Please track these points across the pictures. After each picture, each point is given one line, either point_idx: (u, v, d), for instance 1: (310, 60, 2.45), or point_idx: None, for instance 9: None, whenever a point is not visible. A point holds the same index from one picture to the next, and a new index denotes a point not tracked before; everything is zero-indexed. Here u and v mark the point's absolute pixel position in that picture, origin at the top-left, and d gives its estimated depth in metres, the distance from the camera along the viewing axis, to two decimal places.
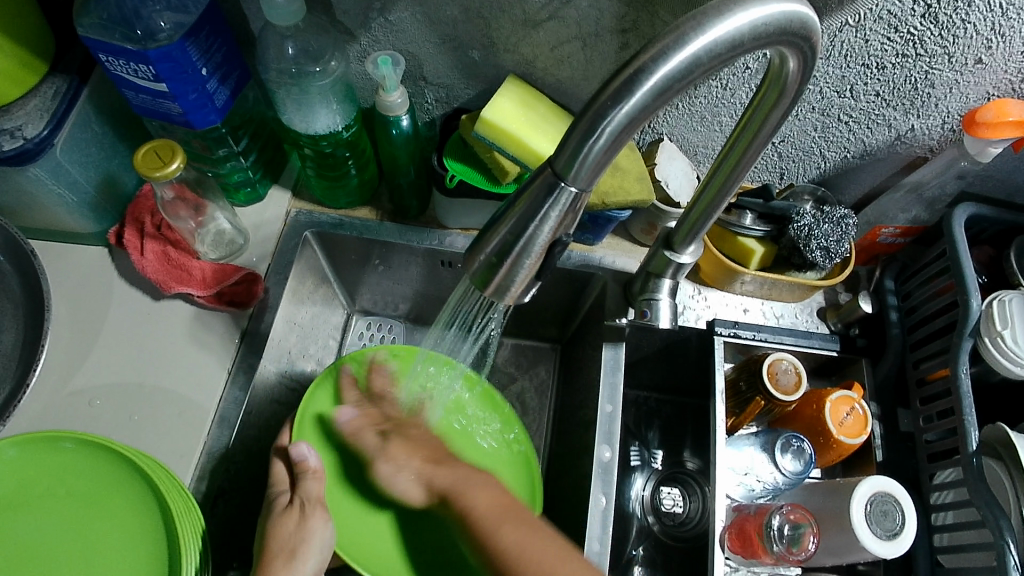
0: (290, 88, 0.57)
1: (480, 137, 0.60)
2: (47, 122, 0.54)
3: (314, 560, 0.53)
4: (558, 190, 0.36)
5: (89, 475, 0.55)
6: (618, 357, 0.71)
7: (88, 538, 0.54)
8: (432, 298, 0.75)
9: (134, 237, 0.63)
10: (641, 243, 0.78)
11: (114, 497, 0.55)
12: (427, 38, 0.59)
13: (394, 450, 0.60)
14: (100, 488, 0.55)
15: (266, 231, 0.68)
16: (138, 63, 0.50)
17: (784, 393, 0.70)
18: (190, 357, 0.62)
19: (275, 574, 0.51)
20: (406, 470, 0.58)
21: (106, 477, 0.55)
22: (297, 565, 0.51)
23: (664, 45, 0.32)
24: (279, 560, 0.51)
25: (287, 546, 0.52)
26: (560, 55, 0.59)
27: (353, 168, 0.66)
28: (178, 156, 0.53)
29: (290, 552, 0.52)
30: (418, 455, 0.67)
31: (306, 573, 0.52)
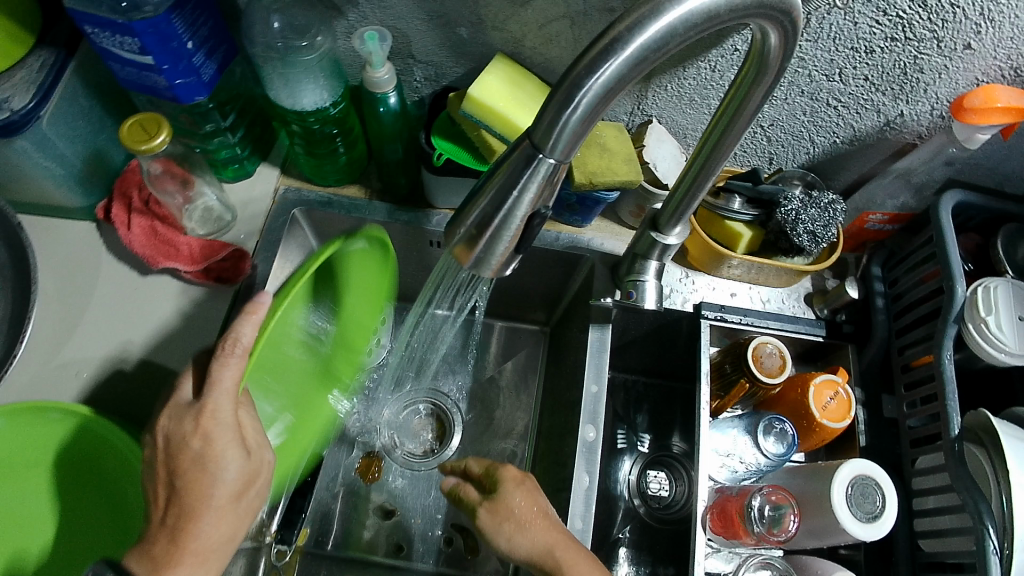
0: (277, 64, 0.57)
1: (467, 115, 0.60)
2: (34, 95, 0.54)
3: (221, 483, 0.49)
4: (535, 161, 0.36)
5: (73, 444, 0.56)
6: (604, 339, 0.71)
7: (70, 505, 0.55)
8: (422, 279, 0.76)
9: (122, 212, 0.63)
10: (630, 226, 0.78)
11: (99, 466, 0.56)
12: (415, 15, 0.59)
13: (509, 500, 0.55)
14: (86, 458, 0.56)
15: (255, 210, 0.67)
16: (124, 35, 0.50)
17: (769, 376, 0.70)
18: (175, 333, 0.62)
19: (191, 505, 0.48)
20: (515, 530, 0.53)
21: (100, 452, 0.56)
22: (209, 492, 0.48)
23: (639, 16, 0.33)
24: (194, 488, 0.48)
25: (198, 469, 0.48)
26: (548, 33, 0.60)
27: (342, 146, 0.66)
28: (164, 130, 0.53)
29: (202, 476, 0.48)
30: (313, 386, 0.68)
31: (216, 497, 0.48)
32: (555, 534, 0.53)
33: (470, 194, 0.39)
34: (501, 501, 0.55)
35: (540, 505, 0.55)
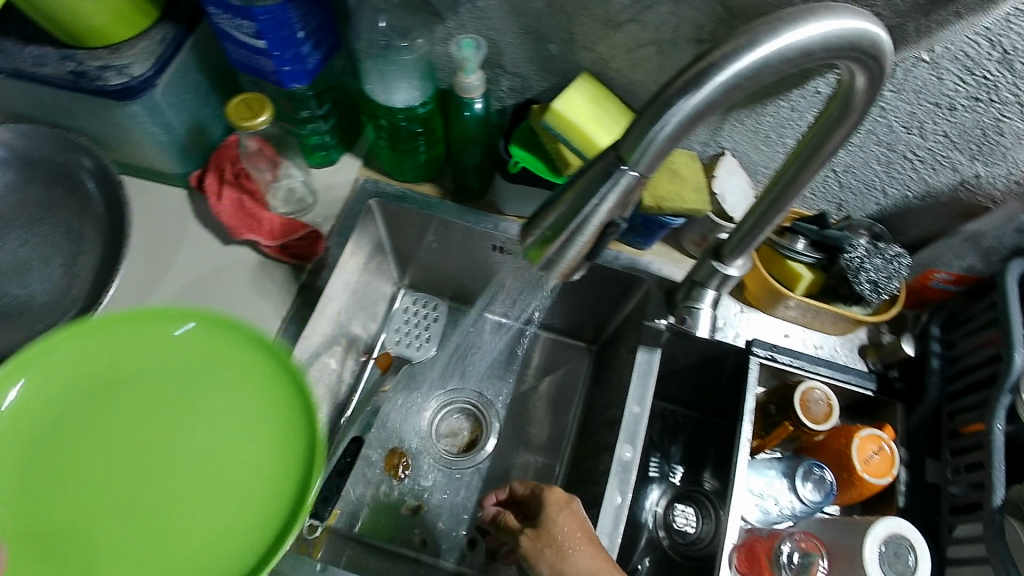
0: (377, 61, 0.60)
1: (548, 127, 0.62)
2: (153, 64, 0.57)
3: None
4: (616, 172, 0.37)
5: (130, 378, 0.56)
6: (652, 362, 0.71)
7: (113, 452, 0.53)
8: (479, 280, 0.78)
9: (215, 182, 0.66)
10: (690, 255, 0.79)
11: None
12: (510, 28, 0.62)
13: (552, 521, 0.56)
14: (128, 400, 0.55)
15: (335, 195, 0.71)
16: (243, 19, 0.54)
17: (814, 422, 0.71)
18: (246, 301, 0.64)
19: None
20: (565, 552, 0.54)
21: None
22: None
23: (736, 45, 0.34)
24: None
25: None
26: (635, 58, 0.62)
27: (423, 145, 0.69)
28: (267, 110, 0.56)
29: None
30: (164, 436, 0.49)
31: None
32: (599, 562, 0.54)
33: (549, 198, 0.41)
34: (545, 528, 0.56)
35: (583, 528, 0.56)
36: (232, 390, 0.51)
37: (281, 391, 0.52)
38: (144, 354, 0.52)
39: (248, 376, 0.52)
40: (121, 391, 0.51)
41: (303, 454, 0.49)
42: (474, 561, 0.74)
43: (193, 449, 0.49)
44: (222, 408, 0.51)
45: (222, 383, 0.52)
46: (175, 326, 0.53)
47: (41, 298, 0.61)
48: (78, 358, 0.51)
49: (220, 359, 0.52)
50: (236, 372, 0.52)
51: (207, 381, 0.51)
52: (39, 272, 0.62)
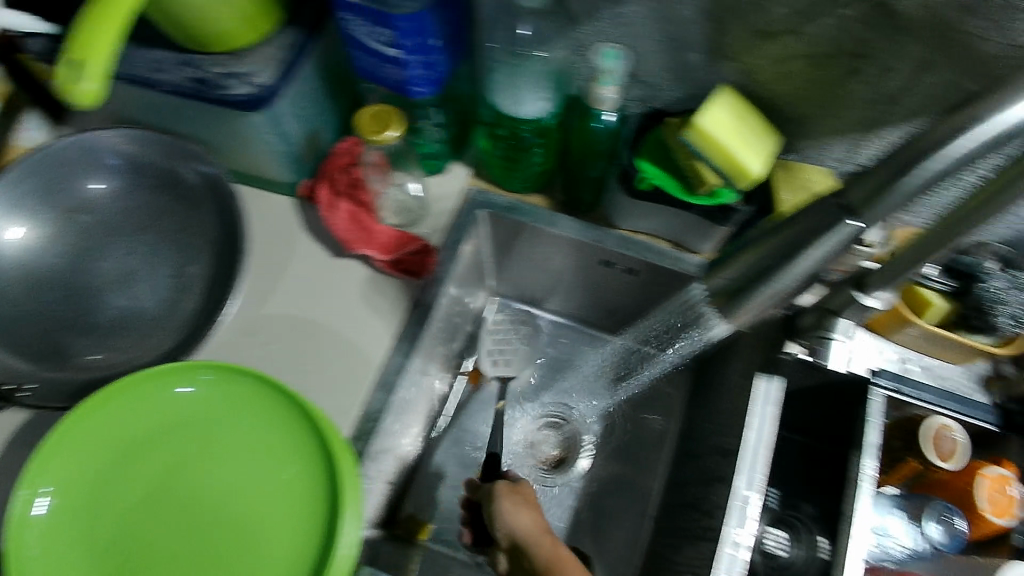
0: (510, 69, 0.56)
1: (687, 144, 0.57)
2: (277, 72, 0.54)
3: None
4: (838, 226, 0.34)
5: (206, 403, 0.52)
6: (774, 390, 0.66)
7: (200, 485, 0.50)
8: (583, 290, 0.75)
9: (327, 193, 0.62)
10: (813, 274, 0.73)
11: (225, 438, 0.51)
12: (650, 36, 0.57)
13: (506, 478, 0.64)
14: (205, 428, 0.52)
15: (444, 206, 0.68)
16: (380, 25, 0.50)
17: (942, 460, 0.67)
18: (358, 317, 0.62)
19: None
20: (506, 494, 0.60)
21: (243, 409, 0.52)
22: None
23: (1004, 94, 0.30)
24: None
25: None
26: (783, 70, 0.57)
27: (539, 156, 0.66)
28: (397, 124, 0.53)
29: None
30: (210, 488, 0.50)
31: None
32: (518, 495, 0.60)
33: (739, 244, 0.38)
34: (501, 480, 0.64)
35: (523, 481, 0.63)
36: (260, 432, 0.51)
37: (279, 432, 0.51)
38: (152, 408, 0.52)
39: (276, 422, 0.52)
40: (169, 443, 0.51)
41: (324, 493, 0.49)
42: None
43: (229, 495, 0.50)
44: (234, 448, 0.51)
45: (234, 425, 0.52)
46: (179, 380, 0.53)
47: (152, 310, 0.60)
48: (100, 424, 0.51)
49: (276, 415, 0.52)
50: (240, 412, 0.52)
51: (205, 428, 0.52)
52: (149, 283, 0.60)
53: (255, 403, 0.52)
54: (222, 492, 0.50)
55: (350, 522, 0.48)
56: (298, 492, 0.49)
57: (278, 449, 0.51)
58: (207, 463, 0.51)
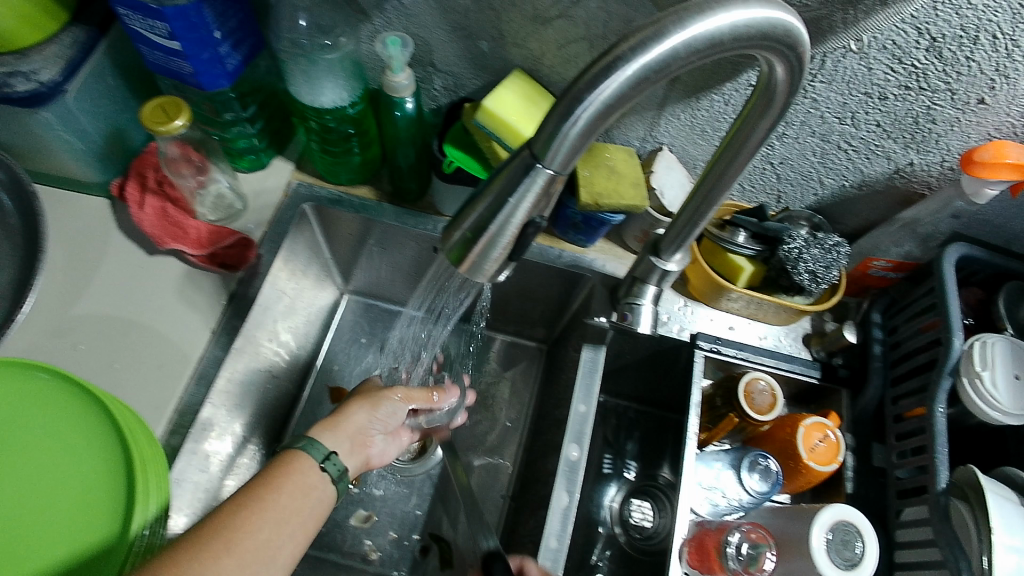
0: (300, 60, 0.58)
1: (479, 125, 0.61)
2: (62, 69, 0.55)
3: None
4: (534, 170, 0.37)
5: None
6: (596, 360, 0.71)
7: None
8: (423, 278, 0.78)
9: (136, 191, 0.63)
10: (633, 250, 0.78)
11: (10, 435, 0.50)
12: (439, 26, 0.60)
13: None
14: None
15: (266, 200, 0.69)
16: (154, 19, 0.52)
17: (758, 412, 0.71)
18: (174, 312, 0.62)
19: None
20: None
21: (33, 407, 0.52)
22: None
23: (644, 36, 0.34)
24: None
25: None
26: (567, 54, 0.61)
27: (358, 146, 0.68)
28: (184, 113, 0.54)
29: None
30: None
31: None
32: None
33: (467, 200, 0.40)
34: None
35: None
36: (55, 428, 0.51)
37: (74, 426, 0.51)
38: None
39: (71, 416, 0.52)
40: None
41: (122, 479, 0.49)
42: (426, 567, 0.74)
43: (15, 493, 0.48)
44: (24, 446, 0.50)
45: (24, 424, 0.51)
46: None
47: None
48: None
49: (70, 410, 0.52)
50: (31, 411, 0.51)
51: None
52: None
53: (46, 401, 0.52)
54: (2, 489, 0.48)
55: (147, 504, 0.48)
56: (91, 483, 0.49)
57: (71, 443, 0.51)
58: None
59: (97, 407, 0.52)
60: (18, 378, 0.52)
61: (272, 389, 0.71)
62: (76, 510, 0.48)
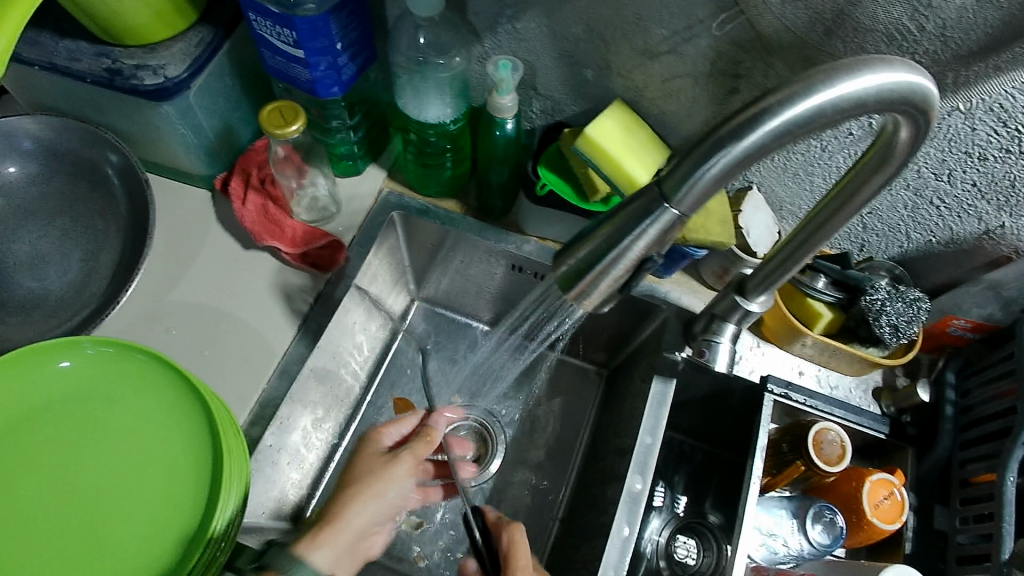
0: (413, 76, 0.61)
1: (579, 152, 0.61)
2: (188, 66, 0.57)
3: None
4: (659, 210, 0.37)
5: (95, 377, 0.54)
6: (667, 394, 0.70)
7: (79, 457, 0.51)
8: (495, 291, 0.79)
9: (239, 186, 0.66)
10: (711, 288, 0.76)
11: (109, 413, 0.53)
12: (548, 52, 0.62)
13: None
14: (90, 403, 0.53)
15: (358, 205, 0.70)
16: (283, 27, 0.54)
17: (826, 463, 0.69)
18: (264, 306, 0.64)
19: None
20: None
21: (130, 386, 0.53)
22: None
23: (789, 92, 0.34)
24: None
25: None
26: (670, 88, 0.62)
27: (450, 161, 0.69)
28: (300, 119, 0.56)
29: None
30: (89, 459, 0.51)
31: None
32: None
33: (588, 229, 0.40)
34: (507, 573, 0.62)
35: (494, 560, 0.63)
36: (148, 410, 0.53)
37: (166, 410, 0.53)
38: (38, 381, 0.53)
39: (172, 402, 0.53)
40: (53, 414, 0.52)
41: (208, 473, 0.50)
42: None
43: (112, 472, 0.50)
44: (128, 423, 0.52)
45: (131, 404, 0.53)
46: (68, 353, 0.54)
47: (58, 293, 0.62)
48: None
49: (161, 392, 0.53)
50: (138, 392, 0.53)
51: (99, 402, 0.53)
52: (59, 267, 0.63)
53: (142, 381, 0.54)
54: (101, 465, 0.51)
55: (230, 495, 0.49)
56: (178, 468, 0.51)
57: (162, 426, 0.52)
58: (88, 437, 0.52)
59: (195, 397, 0.53)
60: (117, 358, 0.54)
61: (341, 388, 0.72)
62: (165, 493, 0.50)
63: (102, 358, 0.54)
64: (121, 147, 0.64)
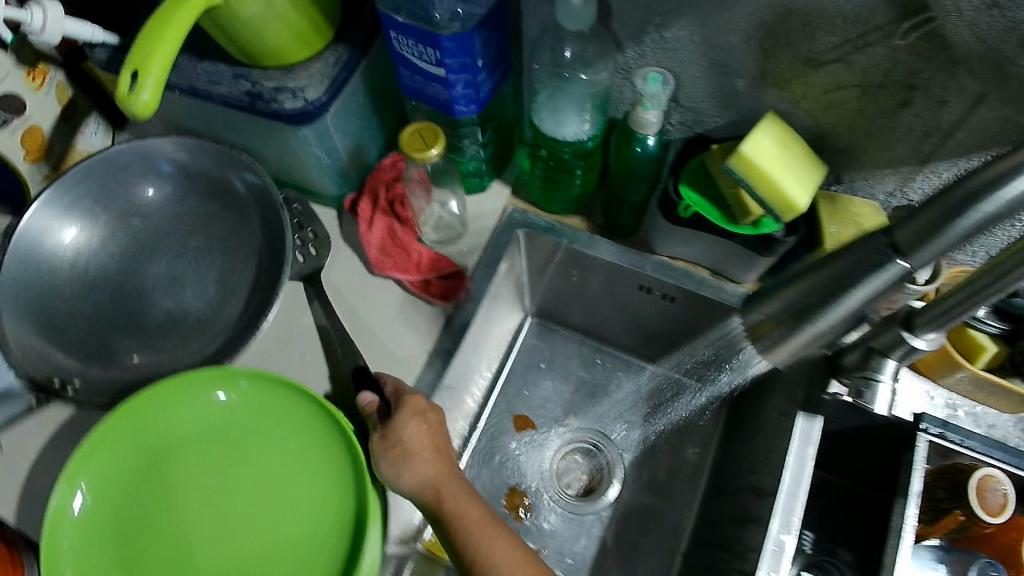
0: (551, 92, 0.58)
1: (731, 171, 0.56)
2: (327, 88, 0.55)
3: None
4: (885, 261, 0.34)
5: (244, 409, 0.54)
6: (812, 432, 0.64)
7: (234, 488, 0.52)
8: (617, 309, 0.76)
9: (368, 206, 0.65)
10: None
11: (259, 445, 0.53)
12: (697, 61, 0.57)
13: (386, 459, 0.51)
14: (240, 433, 0.53)
15: (483, 223, 0.68)
16: (428, 46, 0.52)
17: (989, 514, 0.63)
18: (398, 331, 0.63)
19: None
20: (414, 470, 0.50)
21: (277, 417, 0.54)
22: None
23: None
24: None
25: None
26: (832, 100, 0.56)
27: (579, 179, 0.66)
28: (441, 142, 0.54)
29: None
30: (243, 490, 0.52)
31: None
32: (441, 468, 0.50)
33: (779, 281, 0.39)
34: (393, 427, 0.52)
35: (432, 437, 0.52)
36: (293, 442, 0.53)
37: (312, 442, 0.53)
38: (188, 412, 0.53)
39: (315, 435, 0.53)
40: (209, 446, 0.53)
41: (350, 513, 0.50)
42: None
43: (263, 503, 0.52)
44: (276, 456, 0.53)
45: (278, 437, 0.53)
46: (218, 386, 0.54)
47: (196, 312, 0.63)
48: (137, 429, 0.52)
49: (305, 425, 0.53)
50: (284, 426, 0.53)
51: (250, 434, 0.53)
52: (195, 287, 0.63)
53: (286, 413, 0.54)
54: (253, 497, 0.52)
55: (373, 536, 0.49)
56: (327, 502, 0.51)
57: (306, 457, 0.53)
58: (240, 468, 0.53)
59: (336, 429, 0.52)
60: (262, 389, 0.54)
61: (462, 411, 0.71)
62: (317, 530, 0.50)
63: (248, 389, 0.54)
64: (256, 166, 0.64)
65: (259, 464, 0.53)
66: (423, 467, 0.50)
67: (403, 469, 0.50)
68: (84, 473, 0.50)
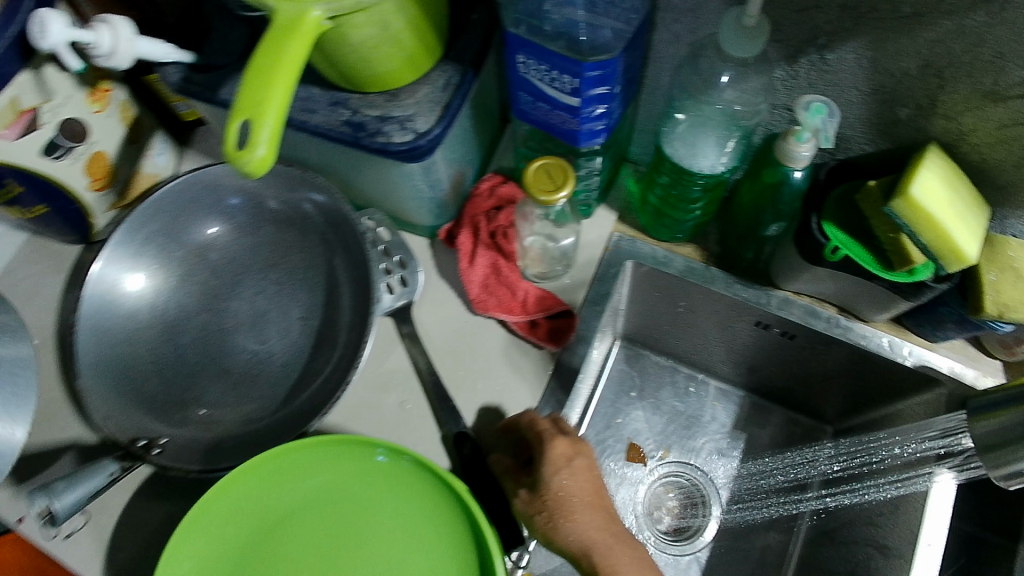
0: (687, 119, 0.52)
1: (892, 213, 0.49)
2: (439, 117, 0.48)
3: None
4: None
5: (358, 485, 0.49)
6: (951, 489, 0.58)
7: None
8: (722, 339, 0.70)
9: (469, 241, 0.59)
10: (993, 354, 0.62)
11: (371, 527, 0.48)
12: (857, 85, 0.50)
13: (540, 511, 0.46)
14: (350, 512, 0.48)
15: (589, 254, 0.63)
16: (564, 73, 0.45)
17: None
18: (500, 377, 0.57)
19: None
20: (576, 523, 0.44)
21: (393, 497, 0.49)
22: None
23: None
24: None
25: None
26: (1007, 136, 0.48)
27: (697, 211, 0.59)
28: (570, 181, 0.47)
29: None
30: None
31: None
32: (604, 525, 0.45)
33: None
34: (544, 484, 0.46)
35: (591, 488, 0.47)
36: (410, 529, 0.48)
37: (431, 529, 0.48)
38: (298, 484, 0.49)
39: (438, 518, 0.48)
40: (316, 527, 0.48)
41: None
42: None
43: None
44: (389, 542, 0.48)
45: (393, 521, 0.48)
46: (332, 455, 0.49)
47: (281, 356, 0.56)
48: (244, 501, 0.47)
49: (425, 509, 0.48)
50: (401, 508, 0.48)
51: (362, 515, 0.48)
52: (274, 326, 0.57)
53: (405, 494, 0.49)
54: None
55: None
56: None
57: (423, 547, 0.47)
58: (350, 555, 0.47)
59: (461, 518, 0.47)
60: (379, 464, 0.49)
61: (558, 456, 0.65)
62: None
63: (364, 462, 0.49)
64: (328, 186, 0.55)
65: (370, 551, 0.48)
66: (584, 521, 0.45)
67: (552, 533, 0.45)
68: (188, 551, 0.46)
